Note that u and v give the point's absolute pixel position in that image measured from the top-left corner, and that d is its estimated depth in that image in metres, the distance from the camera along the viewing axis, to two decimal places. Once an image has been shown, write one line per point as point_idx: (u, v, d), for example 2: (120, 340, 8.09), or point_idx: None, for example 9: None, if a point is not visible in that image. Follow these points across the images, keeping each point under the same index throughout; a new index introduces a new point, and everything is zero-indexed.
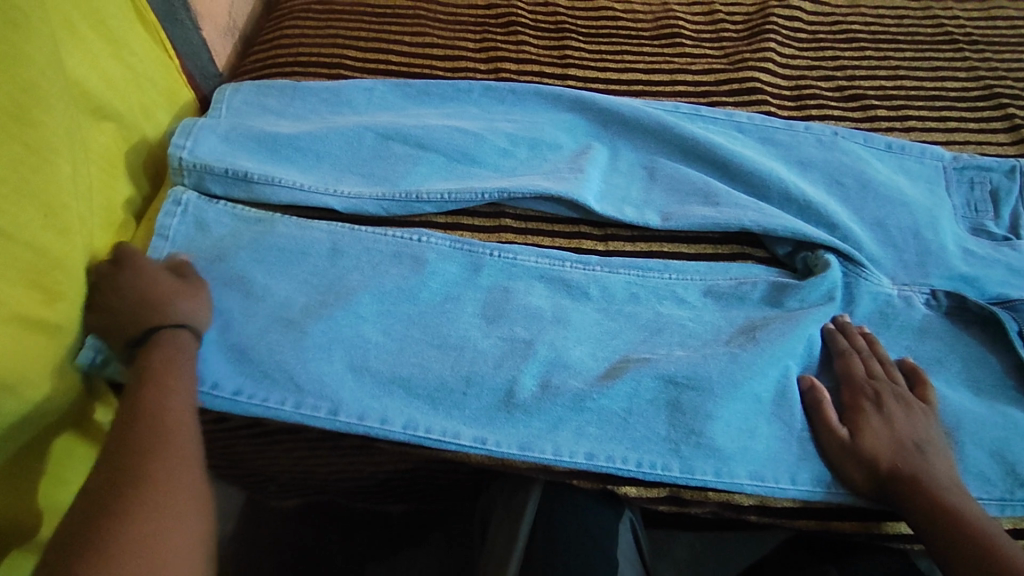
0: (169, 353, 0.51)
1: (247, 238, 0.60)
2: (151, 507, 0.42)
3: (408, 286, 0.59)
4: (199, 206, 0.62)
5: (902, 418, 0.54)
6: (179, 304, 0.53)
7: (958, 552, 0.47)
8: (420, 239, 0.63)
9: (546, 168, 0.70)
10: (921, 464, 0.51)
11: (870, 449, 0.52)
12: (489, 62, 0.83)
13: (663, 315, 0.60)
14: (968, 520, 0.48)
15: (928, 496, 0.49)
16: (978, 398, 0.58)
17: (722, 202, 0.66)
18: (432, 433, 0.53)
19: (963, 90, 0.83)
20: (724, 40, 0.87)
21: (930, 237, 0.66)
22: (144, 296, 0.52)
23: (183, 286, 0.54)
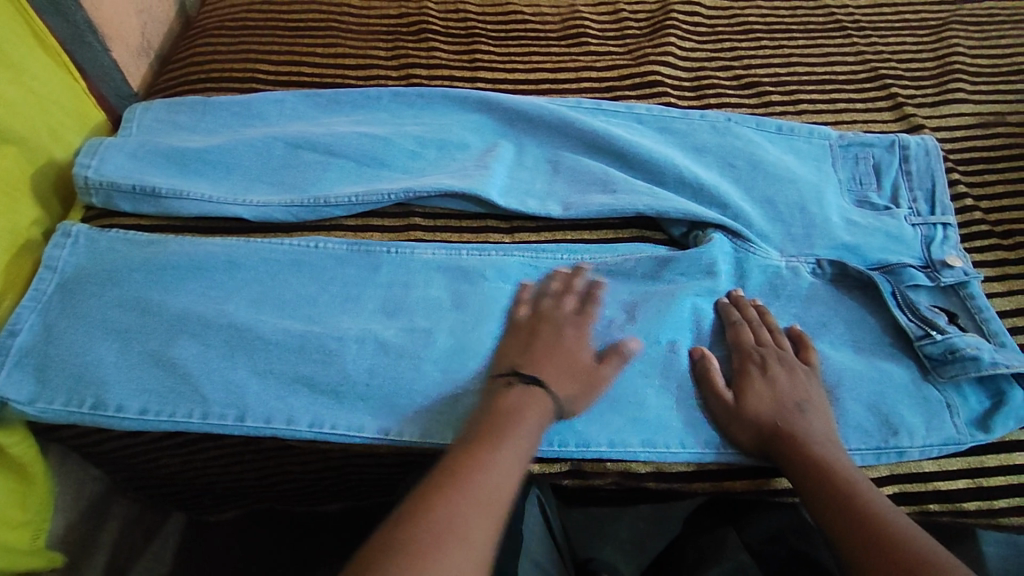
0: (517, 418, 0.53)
1: (139, 260, 0.62)
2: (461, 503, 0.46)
3: (308, 294, 0.62)
4: (89, 236, 0.64)
5: (786, 380, 0.58)
6: (571, 380, 0.56)
7: (829, 501, 0.51)
8: (316, 247, 0.65)
9: (454, 167, 0.72)
10: (800, 423, 0.55)
11: (751, 411, 0.56)
12: (402, 69, 0.85)
13: (555, 294, 0.64)
14: (840, 473, 0.52)
15: (805, 453, 0.53)
16: (858, 356, 0.62)
17: (619, 189, 0.70)
18: (336, 429, 0.56)
19: (851, 73, 0.88)
20: (628, 37, 0.91)
21: (816, 211, 0.70)
22: (556, 364, 0.56)
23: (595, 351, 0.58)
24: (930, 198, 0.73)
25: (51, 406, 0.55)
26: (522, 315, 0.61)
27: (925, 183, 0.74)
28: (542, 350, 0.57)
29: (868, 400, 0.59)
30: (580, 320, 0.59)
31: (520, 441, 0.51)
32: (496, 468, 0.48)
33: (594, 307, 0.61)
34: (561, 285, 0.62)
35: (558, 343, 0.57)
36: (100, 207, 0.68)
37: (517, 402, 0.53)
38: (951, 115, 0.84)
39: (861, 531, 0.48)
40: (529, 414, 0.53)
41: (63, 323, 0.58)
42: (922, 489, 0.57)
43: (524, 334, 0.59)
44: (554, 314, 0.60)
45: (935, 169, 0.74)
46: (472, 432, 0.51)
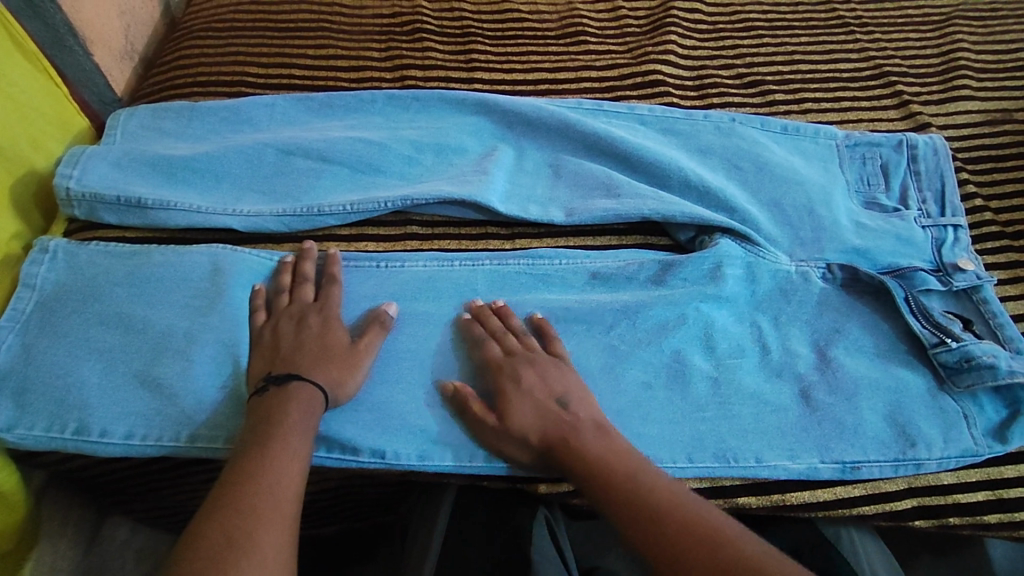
0: (299, 410, 0.50)
1: (122, 274, 0.60)
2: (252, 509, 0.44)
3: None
4: (68, 251, 0.61)
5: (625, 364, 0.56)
6: (326, 368, 0.53)
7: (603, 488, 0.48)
8: None
9: (451, 173, 0.70)
10: (614, 405, 0.53)
11: None
12: (396, 70, 0.83)
13: (556, 302, 0.62)
14: (636, 461, 0.50)
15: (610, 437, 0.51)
16: (873, 364, 0.60)
17: (623, 194, 0.68)
18: (333, 452, 0.54)
19: (856, 70, 0.86)
20: (628, 35, 0.89)
21: (824, 213, 0.68)
22: (308, 353, 0.54)
23: (351, 347, 0.55)
24: (940, 199, 0.72)
25: (31, 432, 0.53)
26: (258, 322, 0.57)
27: (935, 183, 0.72)
28: (290, 345, 0.54)
29: (884, 411, 0.57)
30: (302, 312, 0.57)
31: (292, 442, 0.48)
32: (285, 477, 0.46)
33: (330, 288, 0.59)
34: (288, 281, 0.60)
35: (305, 332, 0.55)
36: (83, 219, 0.65)
37: (279, 402, 0.50)
38: (958, 112, 0.82)
39: (648, 519, 0.46)
40: (292, 413, 0.50)
41: (43, 344, 0.56)
42: (940, 503, 0.56)
43: (267, 339, 0.55)
44: (286, 310, 0.57)
45: (944, 169, 0.73)
46: (241, 443, 0.49)
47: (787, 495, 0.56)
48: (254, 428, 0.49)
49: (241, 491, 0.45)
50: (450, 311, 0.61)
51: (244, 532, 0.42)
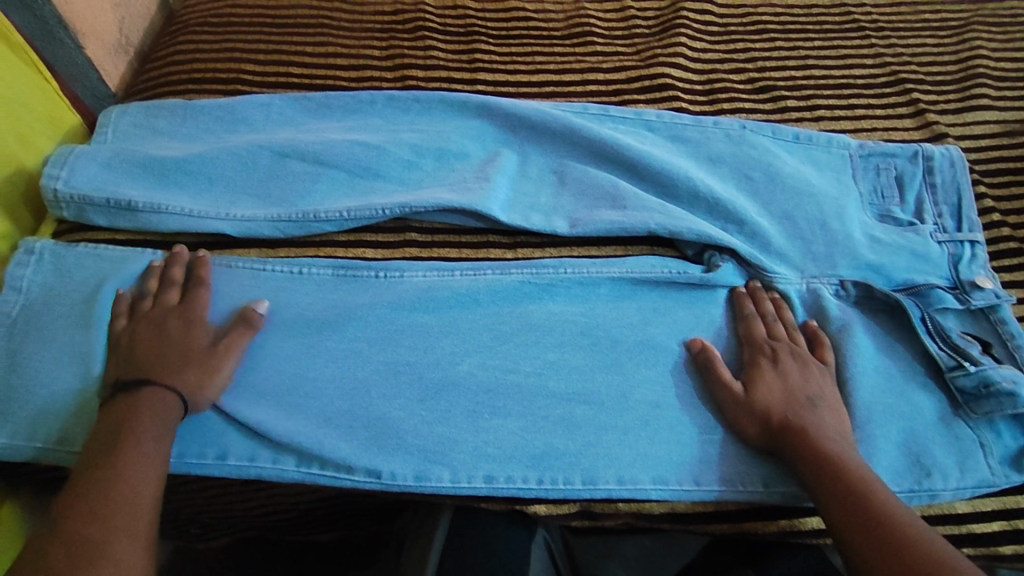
0: (152, 412, 0.49)
1: (111, 282, 0.58)
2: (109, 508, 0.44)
3: (285, 320, 0.58)
4: (55, 253, 0.59)
5: (797, 373, 0.56)
6: (183, 373, 0.52)
7: (845, 519, 0.48)
8: (301, 273, 0.61)
9: (452, 178, 0.68)
10: (813, 419, 0.53)
11: (760, 399, 0.54)
12: (397, 70, 0.80)
13: (556, 314, 0.60)
14: (867, 486, 0.49)
15: (831, 459, 0.50)
16: (889, 387, 0.58)
17: (629, 205, 0.65)
18: (325, 472, 0.52)
19: (870, 77, 0.84)
20: (636, 36, 0.86)
21: (837, 227, 0.66)
22: (161, 359, 0.52)
23: (210, 350, 0.54)
24: (956, 213, 0.70)
25: (12, 440, 0.52)
26: (118, 328, 0.55)
27: (951, 197, 0.70)
28: (147, 353, 0.53)
29: (898, 438, 0.56)
30: (167, 316, 0.55)
31: (145, 442, 0.48)
32: (133, 480, 0.46)
33: (195, 292, 0.57)
34: (157, 283, 0.57)
35: (165, 336, 0.54)
36: (71, 221, 0.63)
37: (126, 411, 0.49)
38: (975, 122, 0.80)
39: (884, 552, 0.45)
40: (141, 419, 0.49)
41: (27, 349, 0.55)
42: (955, 533, 0.54)
43: (131, 343, 0.54)
44: (151, 312, 0.55)
45: (961, 182, 0.71)
46: (87, 449, 0.48)
47: (795, 521, 0.54)
48: (99, 437, 0.48)
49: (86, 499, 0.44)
50: (450, 325, 0.58)
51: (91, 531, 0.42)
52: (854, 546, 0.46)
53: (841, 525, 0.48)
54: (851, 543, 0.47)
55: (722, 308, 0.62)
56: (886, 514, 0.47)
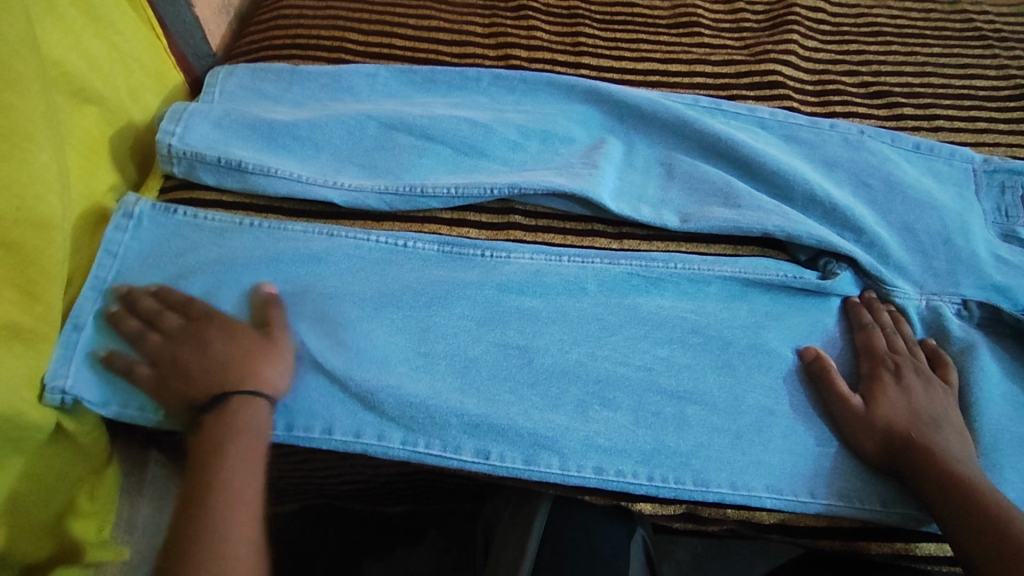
0: (237, 421, 0.51)
1: (217, 254, 0.58)
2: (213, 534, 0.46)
3: (391, 291, 0.58)
4: (153, 219, 0.60)
5: (922, 391, 0.53)
6: (252, 373, 0.52)
7: (978, 546, 0.46)
8: (404, 244, 0.60)
9: (558, 163, 0.66)
10: (940, 440, 0.50)
11: (883, 415, 0.52)
12: (499, 49, 0.79)
13: (665, 310, 0.59)
14: (1001, 509, 0.46)
15: (960, 480, 0.48)
16: (1019, 416, 0.55)
17: (744, 204, 0.63)
18: (431, 449, 0.52)
19: (993, 89, 0.79)
20: (745, 31, 0.83)
21: (962, 244, 0.63)
22: (221, 368, 0.52)
23: (264, 344, 0.54)
24: None
25: (125, 408, 0.53)
26: (157, 339, 0.53)
27: None
28: (199, 365, 0.52)
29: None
30: (183, 336, 0.53)
31: (240, 479, 0.49)
32: (241, 512, 0.48)
33: (194, 305, 0.55)
34: (160, 306, 0.55)
35: (210, 345, 0.53)
36: (180, 177, 0.62)
37: (217, 427, 0.50)
38: None
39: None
40: (239, 429, 0.51)
41: (127, 316, 0.54)
42: None
43: (167, 372, 0.52)
44: (170, 337, 0.53)
45: None
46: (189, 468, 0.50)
47: (908, 543, 0.52)
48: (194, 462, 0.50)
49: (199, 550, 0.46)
50: (562, 312, 0.58)
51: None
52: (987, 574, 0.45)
53: (972, 552, 0.46)
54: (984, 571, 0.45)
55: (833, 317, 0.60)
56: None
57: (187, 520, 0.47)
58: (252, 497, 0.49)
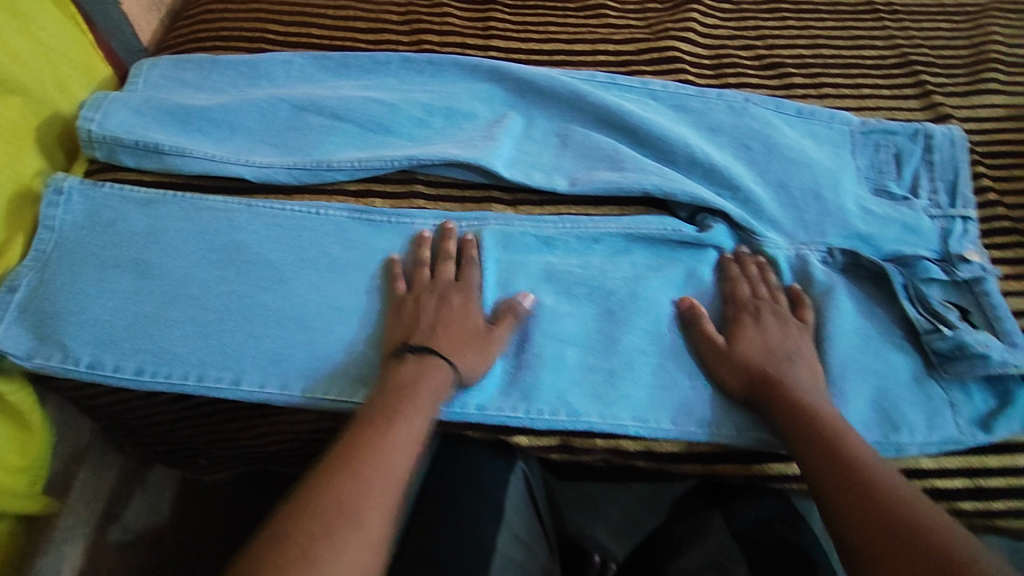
0: (427, 383, 0.54)
1: (142, 225, 0.63)
2: (368, 476, 0.47)
3: (306, 256, 0.62)
4: (82, 192, 0.64)
5: (776, 331, 0.59)
6: (466, 354, 0.56)
7: (822, 466, 0.50)
8: (319, 212, 0.65)
9: (460, 137, 0.71)
10: (792, 375, 0.56)
11: (740, 353, 0.57)
12: (413, 35, 0.83)
13: (553, 265, 0.63)
14: (846, 437, 0.51)
15: (815, 414, 0.53)
16: (865, 349, 0.60)
17: (627, 168, 0.68)
18: (330, 395, 0.57)
19: (880, 58, 0.84)
20: (649, 11, 0.88)
21: (830, 198, 0.68)
22: (448, 332, 0.57)
23: (485, 334, 0.58)
24: (951, 191, 0.71)
25: (50, 365, 0.57)
26: (400, 292, 0.60)
27: (948, 174, 0.71)
28: (428, 321, 0.58)
29: (866, 393, 0.58)
30: (433, 290, 0.60)
31: (415, 420, 0.52)
32: (391, 461, 0.49)
33: (473, 269, 0.61)
34: (421, 261, 0.62)
35: (447, 310, 0.58)
36: (103, 161, 0.67)
37: (411, 376, 0.54)
38: (981, 106, 0.80)
39: (854, 493, 0.48)
40: (419, 391, 0.53)
41: (59, 281, 0.60)
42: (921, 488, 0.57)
43: (408, 309, 0.59)
44: (428, 286, 0.60)
45: (959, 162, 0.71)
46: (371, 407, 0.52)
47: (761, 464, 0.57)
48: (381, 404, 0.52)
49: (363, 458, 0.48)
50: (458, 268, 0.63)
51: (358, 518, 0.45)
52: (826, 489, 0.49)
53: (817, 471, 0.50)
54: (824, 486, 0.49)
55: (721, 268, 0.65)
56: (862, 462, 0.50)
57: (358, 433, 0.50)
58: (417, 437, 0.51)
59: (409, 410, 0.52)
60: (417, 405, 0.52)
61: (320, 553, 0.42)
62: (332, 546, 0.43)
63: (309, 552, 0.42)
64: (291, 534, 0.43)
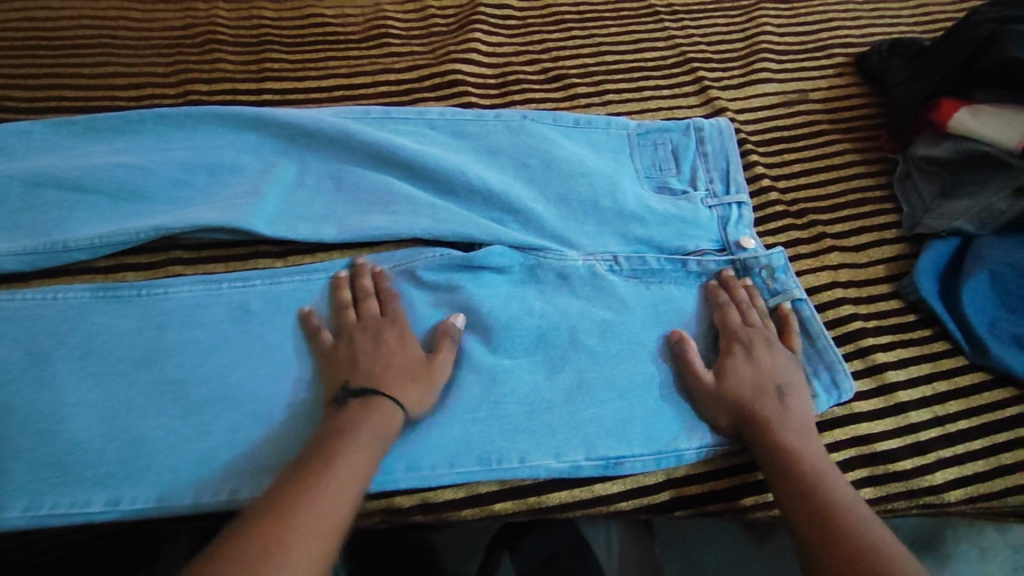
0: (372, 420, 0.50)
1: None
2: (305, 512, 0.42)
3: (39, 349, 0.56)
4: None
5: (769, 360, 0.58)
6: (406, 390, 0.53)
7: (797, 505, 0.49)
8: (54, 298, 0.59)
9: (223, 195, 0.66)
10: (780, 407, 0.55)
11: (730, 391, 0.56)
12: (179, 85, 0.78)
13: (325, 321, 0.60)
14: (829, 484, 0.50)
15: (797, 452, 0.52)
16: (629, 356, 0.60)
17: (399, 209, 0.66)
18: (58, 508, 0.50)
19: (660, 59, 0.87)
20: (433, 36, 0.87)
21: (607, 205, 0.68)
22: (387, 368, 0.54)
23: (423, 365, 0.56)
24: (725, 178, 0.72)
25: None
26: (329, 334, 0.58)
27: (720, 164, 0.73)
28: (370, 358, 0.55)
29: (638, 400, 0.58)
30: (385, 326, 0.58)
31: (355, 463, 0.47)
32: (329, 497, 0.44)
33: (397, 303, 0.60)
34: (357, 295, 0.60)
35: (383, 348, 0.56)
36: None
37: (351, 419, 0.50)
38: (755, 95, 0.83)
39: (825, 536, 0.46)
40: (363, 427, 0.49)
41: None
42: (692, 492, 0.57)
43: (342, 353, 0.56)
44: (359, 325, 0.57)
45: (729, 149, 0.74)
46: (308, 451, 0.48)
47: (540, 495, 0.56)
48: (319, 446, 0.48)
49: (297, 499, 0.43)
50: (223, 336, 0.58)
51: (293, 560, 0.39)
52: (803, 530, 0.48)
53: (794, 508, 0.49)
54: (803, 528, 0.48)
55: (519, 287, 0.64)
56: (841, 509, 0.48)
57: (290, 482, 0.44)
58: (359, 479, 0.46)
59: (352, 450, 0.48)
60: (359, 445, 0.48)
61: None
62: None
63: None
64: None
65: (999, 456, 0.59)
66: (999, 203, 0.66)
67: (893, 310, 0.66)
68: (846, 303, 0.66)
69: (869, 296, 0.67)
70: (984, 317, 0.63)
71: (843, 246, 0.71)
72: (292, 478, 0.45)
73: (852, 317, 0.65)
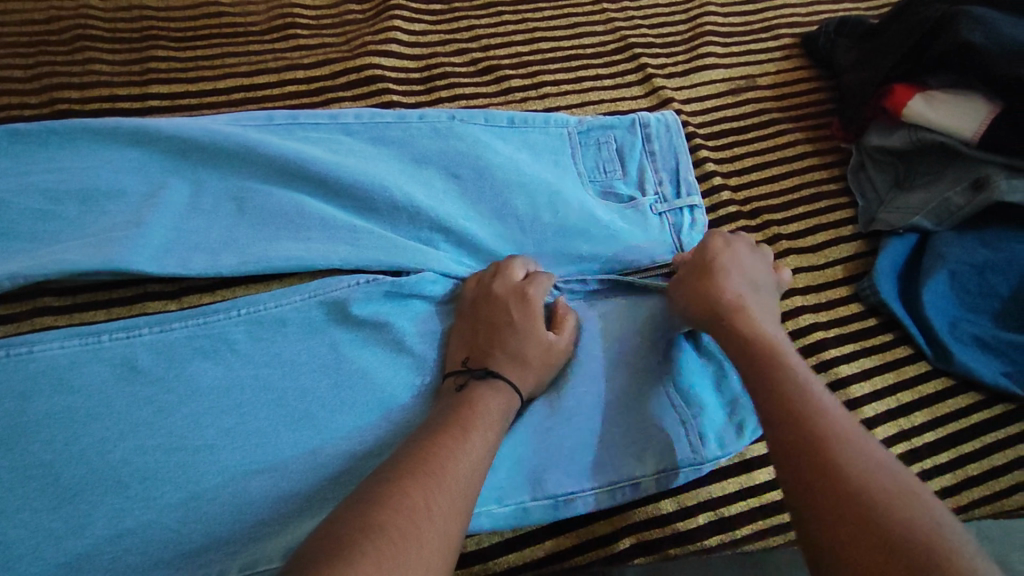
0: (491, 407, 0.48)
1: None
2: (442, 476, 0.41)
3: None
4: None
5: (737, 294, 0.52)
6: (524, 377, 0.51)
7: (810, 488, 0.38)
8: None
9: (100, 227, 0.56)
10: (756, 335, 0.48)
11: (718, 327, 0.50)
12: (44, 92, 0.67)
13: (231, 374, 0.51)
14: (839, 445, 0.39)
15: (786, 405, 0.42)
16: (579, 381, 0.55)
17: (313, 235, 0.58)
18: None
19: (600, 45, 0.80)
20: (348, 24, 0.77)
21: (548, 218, 0.62)
22: (501, 354, 0.51)
23: (553, 349, 0.53)
24: (675, 179, 0.67)
25: None
26: (468, 302, 0.56)
27: (669, 163, 0.67)
28: (493, 340, 0.52)
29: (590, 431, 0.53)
30: (500, 300, 0.54)
31: (489, 437, 0.46)
32: (464, 461, 0.43)
33: (540, 276, 0.56)
34: (497, 269, 0.56)
35: (508, 327, 0.53)
36: None
37: (476, 397, 0.48)
38: (702, 83, 0.78)
39: (857, 513, 0.36)
40: (489, 412, 0.47)
41: None
42: (653, 537, 0.52)
43: (472, 328, 0.54)
44: (503, 290, 0.54)
45: (677, 146, 0.68)
46: (439, 417, 0.47)
47: (485, 562, 0.50)
48: (450, 416, 0.47)
49: (437, 460, 0.42)
50: (102, 401, 0.48)
51: (429, 516, 0.38)
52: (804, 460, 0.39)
53: (791, 486, 0.39)
54: (820, 514, 0.37)
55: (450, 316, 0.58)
56: (863, 473, 0.38)
57: (425, 443, 0.44)
58: (489, 458, 0.45)
59: (488, 426, 0.46)
60: (490, 420, 0.47)
61: (377, 545, 0.35)
62: (386, 535, 0.36)
63: (376, 539, 0.35)
64: (343, 528, 0.36)
65: (966, 466, 0.57)
66: (955, 197, 0.61)
67: (853, 315, 0.63)
68: (805, 313, 0.62)
69: (829, 301, 0.64)
70: (946, 318, 0.60)
71: (799, 248, 0.67)
72: (430, 437, 0.44)
73: (812, 329, 0.62)
